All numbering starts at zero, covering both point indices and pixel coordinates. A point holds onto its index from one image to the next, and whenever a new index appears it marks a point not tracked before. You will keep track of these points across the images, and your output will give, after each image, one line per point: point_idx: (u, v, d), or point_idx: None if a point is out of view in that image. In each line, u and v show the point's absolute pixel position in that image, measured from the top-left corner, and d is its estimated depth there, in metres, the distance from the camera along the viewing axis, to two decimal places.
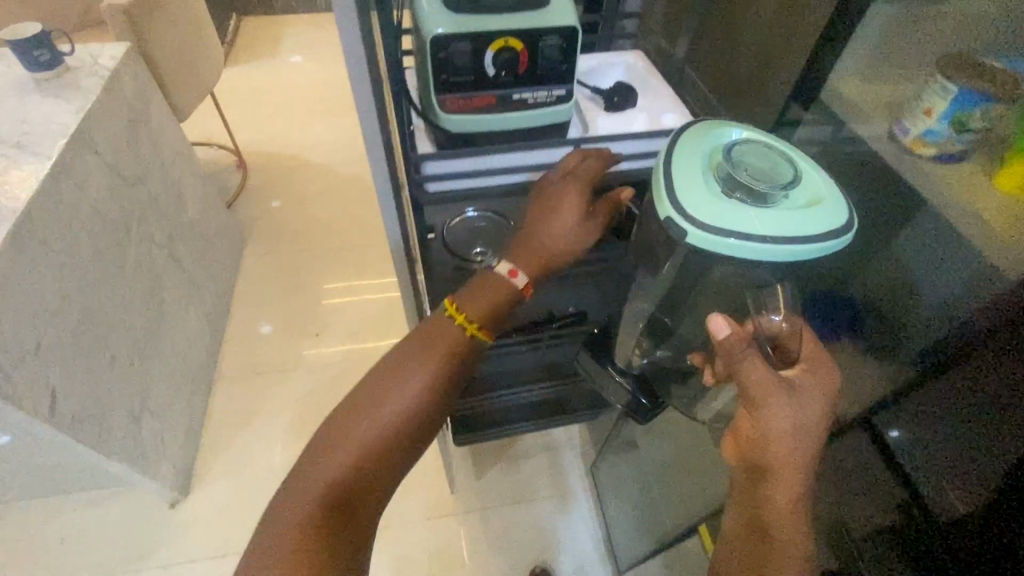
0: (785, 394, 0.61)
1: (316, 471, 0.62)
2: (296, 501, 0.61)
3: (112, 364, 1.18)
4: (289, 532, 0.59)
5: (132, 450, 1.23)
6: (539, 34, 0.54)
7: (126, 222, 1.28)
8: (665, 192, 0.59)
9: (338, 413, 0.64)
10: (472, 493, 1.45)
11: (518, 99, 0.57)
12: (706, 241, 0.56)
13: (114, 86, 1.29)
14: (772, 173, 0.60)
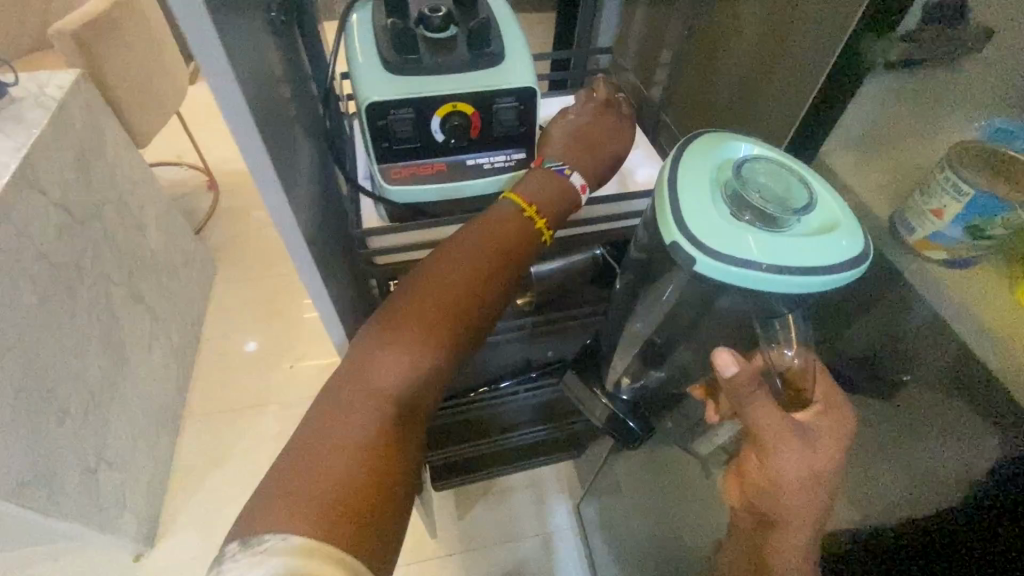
0: (800, 443, 0.54)
1: (330, 433, 0.52)
2: (309, 465, 0.50)
3: (61, 418, 1.11)
4: (300, 499, 0.48)
5: (85, 507, 1.16)
6: (493, 99, 0.57)
7: (76, 263, 1.20)
8: (671, 215, 0.53)
9: (345, 380, 0.57)
10: (454, 534, 1.37)
11: (473, 164, 0.61)
12: (716, 269, 0.51)
13: (62, 117, 1.21)
14: (785, 195, 0.55)
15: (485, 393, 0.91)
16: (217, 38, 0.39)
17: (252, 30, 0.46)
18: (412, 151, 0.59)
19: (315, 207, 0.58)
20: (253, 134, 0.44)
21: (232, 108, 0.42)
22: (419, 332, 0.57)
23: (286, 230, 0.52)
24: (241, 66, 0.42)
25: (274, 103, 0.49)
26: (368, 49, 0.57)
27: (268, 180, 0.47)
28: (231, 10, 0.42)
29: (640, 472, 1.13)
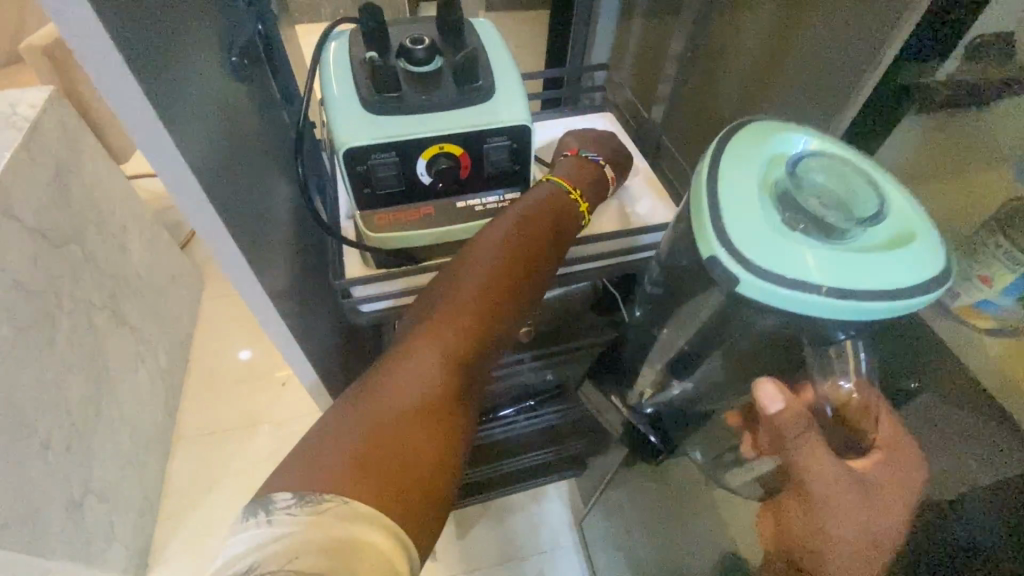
0: (854, 495, 0.50)
1: (381, 400, 0.47)
2: (360, 431, 0.44)
3: (42, 453, 1.07)
4: (352, 465, 0.42)
5: (69, 543, 1.12)
6: (484, 139, 0.54)
7: (54, 288, 1.15)
8: (710, 224, 0.48)
9: (391, 353, 0.52)
10: (455, 555, 1.34)
11: (464, 205, 0.59)
12: (762, 288, 0.46)
13: (37, 137, 1.16)
14: (848, 201, 0.49)
15: (487, 425, 0.87)
16: (155, 107, 0.34)
17: (208, 81, 0.41)
18: (399, 195, 0.56)
19: (292, 251, 0.55)
20: (205, 203, 0.40)
21: (177, 179, 0.38)
22: (475, 304, 0.54)
23: (251, 292, 0.48)
24: (187, 131, 0.38)
25: (237, 155, 0.45)
26: (345, 86, 0.53)
27: (226, 246, 0.43)
28: (178, 65, 0.37)
29: (644, 493, 1.11)
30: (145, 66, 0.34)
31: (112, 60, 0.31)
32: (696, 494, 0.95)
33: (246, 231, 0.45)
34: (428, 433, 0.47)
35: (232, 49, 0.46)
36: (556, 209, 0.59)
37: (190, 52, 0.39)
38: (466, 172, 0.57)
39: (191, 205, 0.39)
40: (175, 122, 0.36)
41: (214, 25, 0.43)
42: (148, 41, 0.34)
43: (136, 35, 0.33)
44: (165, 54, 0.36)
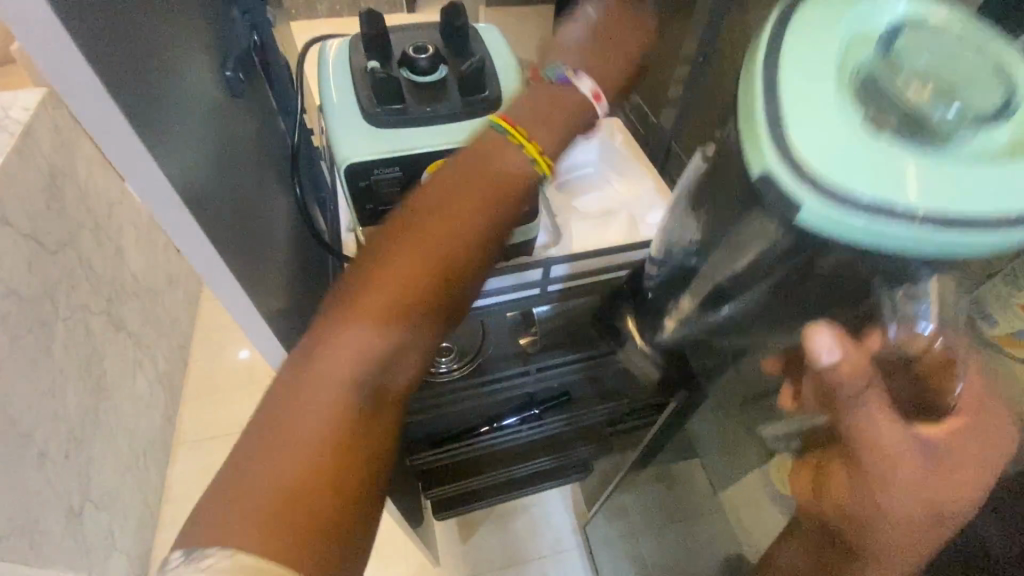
0: (914, 483, 0.37)
1: (285, 436, 0.38)
2: (264, 481, 0.37)
3: (38, 464, 1.05)
4: (260, 529, 0.35)
5: (68, 555, 1.10)
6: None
7: (50, 295, 1.14)
8: (757, 111, 0.29)
9: (292, 364, 0.42)
10: (458, 560, 1.33)
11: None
12: (824, 219, 0.28)
13: (30, 142, 1.13)
14: (970, 87, 0.30)
15: (490, 436, 0.86)
16: (147, 145, 0.31)
17: (203, 106, 0.38)
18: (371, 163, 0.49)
19: (292, 266, 0.53)
20: (202, 242, 0.37)
21: (172, 219, 0.34)
22: (398, 294, 0.43)
23: (250, 325, 0.44)
24: (181, 166, 0.34)
25: (233, 181, 0.42)
26: (347, 99, 0.51)
27: (224, 282, 0.40)
28: (170, 93, 0.34)
29: (651, 492, 1.11)
30: (137, 102, 0.31)
31: (99, 99, 0.28)
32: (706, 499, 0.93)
33: (244, 261, 0.42)
34: (350, 469, 0.39)
35: (225, 64, 0.43)
36: (490, 169, 0.48)
37: (182, 77, 0.36)
38: None
39: (186, 244, 0.36)
40: (168, 157, 0.33)
41: (205, 42, 0.40)
42: (139, 73, 0.31)
43: (125, 69, 0.30)
44: (157, 84, 0.33)
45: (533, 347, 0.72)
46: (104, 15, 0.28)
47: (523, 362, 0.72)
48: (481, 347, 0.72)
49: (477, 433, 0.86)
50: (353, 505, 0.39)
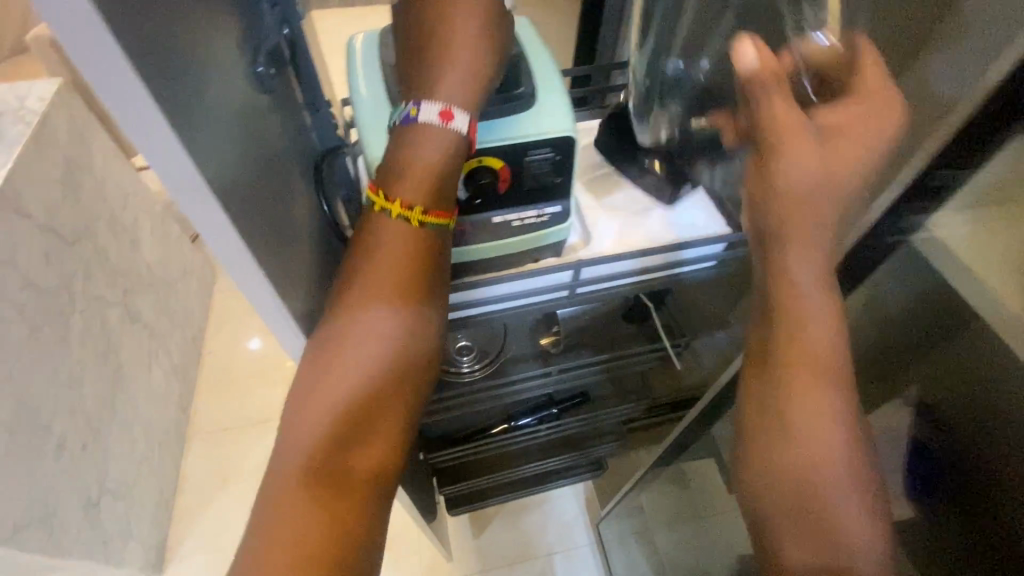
0: (818, 152, 0.42)
1: (309, 412, 0.42)
2: (295, 448, 0.42)
3: (57, 453, 1.06)
4: (296, 491, 0.41)
5: (86, 543, 1.12)
6: (525, 150, 0.48)
7: (66, 286, 1.14)
8: None
9: (318, 337, 0.45)
10: (470, 554, 1.33)
11: (501, 222, 0.51)
12: None
13: (46, 133, 1.13)
14: None
15: (507, 436, 0.86)
16: (177, 131, 0.30)
17: (232, 94, 0.37)
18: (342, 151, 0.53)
19: (318, 265, 0.51)
20: (228, 229, 0.35)
21: (197, 205, 0.33)
22: (410, 271, 0.45)
23: (273, 316, 0.43)
24: (210, 153, 0.33)
25: (264, 174, 0.41)
26: (376, 92, 0.50)
27: (251, 272, 0.39)
28: (200, 80, 0.33)
29: (666, 493, 1.10)
30: (167, 88, 0.29)
31: (127, 83, 0.27)
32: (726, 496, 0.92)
33: (276, 257, 0.41)
34: (368, 441, 0.44)
35: (256, 57, 0.42)
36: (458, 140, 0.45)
37: (211, 64, 0.35)
38: (503, 188, 0.50)
39: (212, 230, 0.35)
40: (199, 147, 0.32)
41: (236, 32, 0.39)
42: (169, 58, 0.30)
43: (156, 54, 0.29)
44: (187, 71, 0.32)
45: (555, 346, 0.72)
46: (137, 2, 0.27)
47: (545, 362, 0.71)
48: (502, 346, 0.71)
49: (493, 431, 0.86)
50: (372, 469, 0.45)
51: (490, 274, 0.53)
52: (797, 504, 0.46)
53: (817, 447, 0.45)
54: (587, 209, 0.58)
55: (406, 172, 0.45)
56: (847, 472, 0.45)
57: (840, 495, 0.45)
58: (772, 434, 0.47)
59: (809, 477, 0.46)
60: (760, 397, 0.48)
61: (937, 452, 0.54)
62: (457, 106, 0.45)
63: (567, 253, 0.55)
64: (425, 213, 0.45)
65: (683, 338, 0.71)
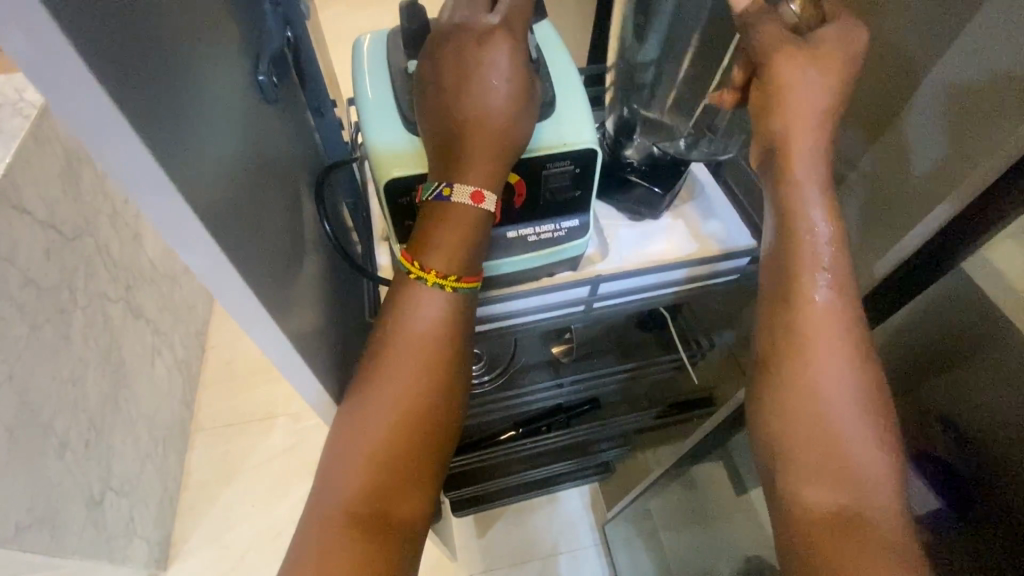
0: (808, 68, 0.42)
1: (351, 447, 0.43)
2: (340, 471, 0.43)
3: (59, 453, 1.05)
4: (338, 530, 0.41)
5: (88, 543, 1.11)
6: (543, 164, 0.45)
7: (67, 283, 1.12)
8: None
9: (368, 346, 0.45)
10: (474, 555, 1.32)
11: (516, 237, 0.48)
12: None
13: (44, 126, 1.10)
14: None
15: (514, 443, 0.84)
16: (152, 147, 0.25)
17: (223, 103, 0.33)
18: (339, 162, 0.49)
19: (328, 279, 0.49)
20: (215, 256, 0.30)
21: (177, 230, 0.28)
22: (448, 305, 0.44)
23: (282, 358, 0.39)
24: (190, 166, 0.28)
25: (267, 191, 0.38)
26: (384, 96, 0.47)
27: (250, 307, 0.34)
28: (187, 89, 0.29)
29: (674, 500, 1.07)
30: (134, 91, 0.24)
31: (82, 89, 0.22)
32: (735, 503, 0.91)
33: (283, 280, 0.38)
34: (408, 482, 0.44)
35: (257, 66, 0.39)
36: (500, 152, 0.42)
37: (201, 72, 0.31)
38: (518, 203, 0.48)
39: (198, 258, 0.30)
40: (184, 162, 0.28)
41: (234, 38, 0.36)
42: (138, 57, 0.25)
43: (127, 55, 0.24)
44: (162, 74, 0.27)
45: (567, 356, 0.71)
46: (116, 7, 0.24)
47: (555, 373, 0.69)
48: (511, 356, 0.70)
49: (501, 439, 0.84)
50: (410, 510, 0.45)
51: (508, 288, 0.51)
52: (813, 464, 0.43)
53: (833, 402, 0.43)
54: (605, 220, 0.56)
55: (439, 244, 0.43)
56: (863, 425, 0.42)
57: (871, 476, 0.41)
58: (788, 390, 0.44)
59: (826, 435, 0.42)
60: (774, 353, 0.45)
61: (958, 465, 0.52)
62: (489, 181, 0.42)
63: (584, 266, 0.53)
64: (457, 279, 0.44)
65: (698, 347, 0.68)
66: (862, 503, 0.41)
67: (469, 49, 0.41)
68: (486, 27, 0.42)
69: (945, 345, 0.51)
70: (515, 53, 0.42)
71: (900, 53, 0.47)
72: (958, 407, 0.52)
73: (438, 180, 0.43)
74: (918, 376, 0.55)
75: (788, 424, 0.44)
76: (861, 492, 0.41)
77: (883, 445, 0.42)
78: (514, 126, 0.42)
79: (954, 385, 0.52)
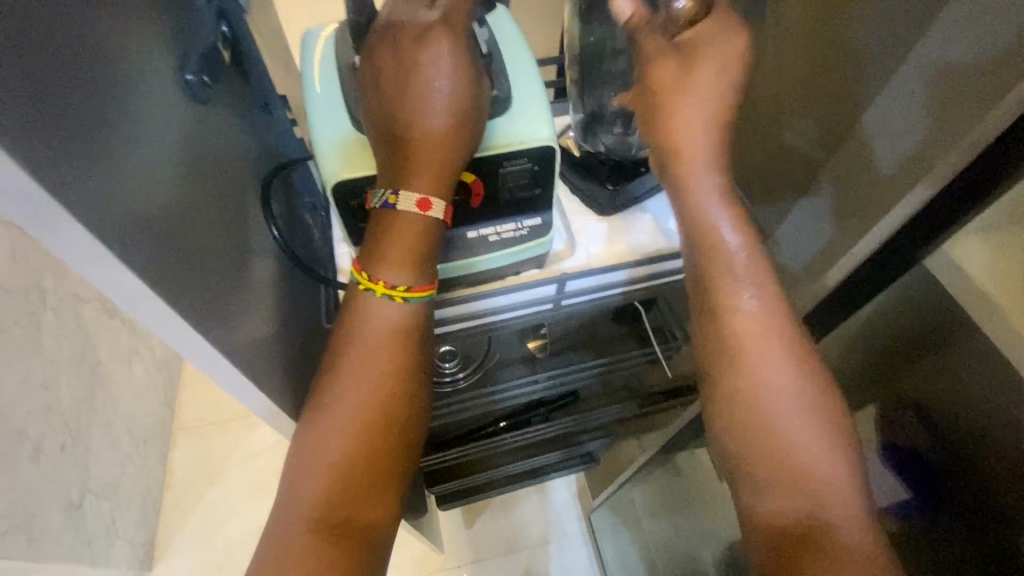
0: (687, 81, 0.43)
1: (313, 453, 0.42)
2: (304, 480, 0.42)
3: (32, 459, 1.03)
4: (303, 536, 0.40)
5: (68, 547, 1.10)
6: (499, 162, 0.44)
7: (36, 284, 1.09)
8: None
9: (327, 350, 0.44)
10: (462, 546, 1.33)
11: (476, 237, 0.48)
12: None
13: None
14: None
15: (496, 438, 0.84)
16: (48, 171, 0.23)
17: (146, 112, 0.31)
18: (289, 162, 0.48)
19: (284, 283, 0.48)
20: (133, 283, 0.28)
21: (84, 259, 0.25)
22: (403, 312, 0.43)
23: (222, 375, 0.37)
24: (100, 187, 0.26)
25: (204, 196, 0.36)
26: (331, 95, 0.45)
27: (181, 329, 0.32)
28: (99, 99, 0.27)
29: (658, 488, 1.07)
30: (21, 109, 0.22)
31: None
32: (717, 491, 0.91)
33: (225, 290, 0.37)
34: (375, 485, 0.43)
35: (186, 64, 0.36)
36: (448, 152, 0.41)
37: (118, 80, 0.28)
38: (476, 202, 0.46)
39: (118, 285, 0.27)
40: (90, 179, 0.25)
41: (161, 36, 0.34)
42: (33, 71, 0.23)
43: (23, 67, 0.22)
44: (65, 86, 0.24)
45: (542, 351, 0.70)
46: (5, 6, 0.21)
47: (531, 368, 0.69)
48: (486, 352, 0.69)
49: (483, 433, 0.84)
50: (380, 513, 0.44)
51: (473, 289, 0.50)
52: (770, 472, 0.42)
53: (776, 406, 0.42)
54: (572, 214, 0.55)
55: (388, 253, 0.42)
56: (806, 427, 0.42)
57: (822, 470, 0.41)
58: (736, 397, 0.43)
59: (774, 438, 0.42)
60: (717, 360, 0.44)
61: (930, 456, 0.53)
62: (436, 187, 0.41)
63: (550, 263, 0.52)
64: (408, 290, 0.43)
65: (674, 340, 0.68)
66: (822, 509, 0.40)
67: (409, 49, 0.40)
68: (424, 23, 0.40)
69: (919, 335, 0.51)
70: (456, 51, 0.40)
71: (867, 40, 0.45)
72: (932, 399, 0.52)
73: (384, 187, 0.41)
74: (894, 368, 0.55)
75: (744, 421, 0.43)
76: (817, 492, 0.41)
77: (834, 444, 0.42)
78: (462, 125, 0.41)
79: (929, 376, 0.52)
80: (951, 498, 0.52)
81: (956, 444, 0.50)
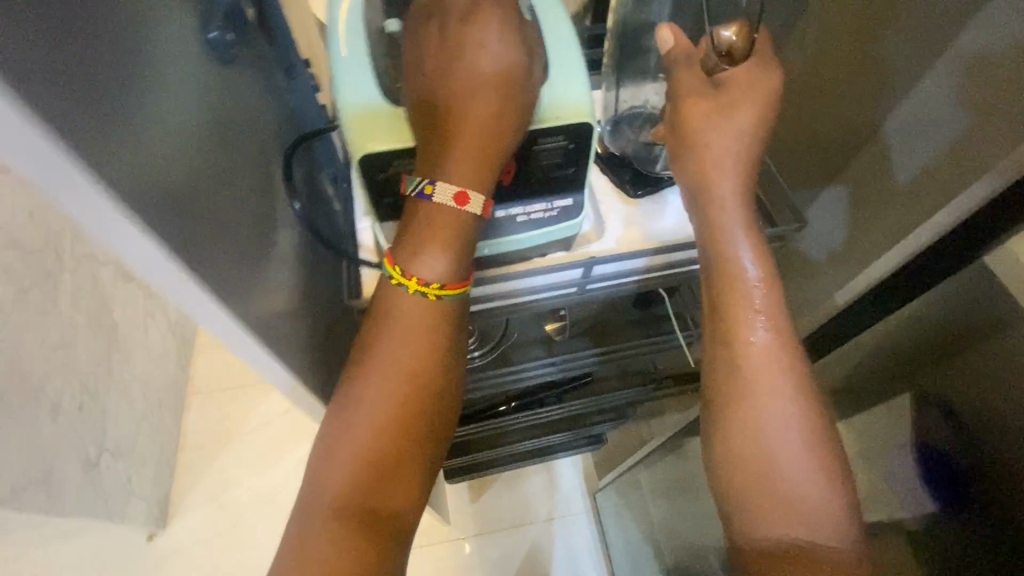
0: (719, 117, 0.43)
1: (344, 438, 0.41)
2: (334, 465, 0.41)
3: (50, 416, 1.06)
4: (331, 523, 0.40)
5: (85, 502, 1.12)
6: (534, 138, 0.42)
7: (54, 246, 1.09)
8: None
9: (359, 335, 0.43)
10: (467, 519, 1.35)
11: (505, 217, 0.46)
12: None
13: None
14: None
15: (508, 417, 0.85)
16: (65, 131, 0.21)
17: (170, 79, 0.29)
18: (313, 133, 0.46)
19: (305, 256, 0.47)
20: (150, 249, 0.26)
21: (104, 225, 0.24)
22: (435, 306, 0.42)
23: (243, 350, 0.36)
24: (121, 146, 0.24)
25: (225, 163, 0.34)
26: (360, 63, 0.43)
27: (195, 302, 0.30)
28: (121, 55, 0.25)
29: (664, 474, 1.07)
30: (41, 64, 0.20)
31: None
32: None
33: (247, 260, 0.36)
34: (397, 472, 0.42)
35: (210, 21, 0.35)
36: (492, 142, 0.40)
37: (142, 41, 0.27)
38: (506, 179, 0.45)
39: (139, 251, 0.26)
40: (111, 138, 0.24)
41: None
42: (58, 29, 0.21)
43: (44, 20, 0.21)
44: (87, 39, 0.23)
45: (560, 333, 0.69)
46: None
47: (549, 351, 0.68)
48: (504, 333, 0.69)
49: (495, 412, 0.84)
50: (406, 499, 0.43)
51: (503, 270, 0.49)
52: (759, 493, 0.42)
53: (763, 415, 0.42)
54: (603, 196, 0.53)
55: (422, 246, 0.41)
56: (808, 463, 0.41)
57: (799, 483, 0.41)
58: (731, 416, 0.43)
59: (761, 454, 0.42)
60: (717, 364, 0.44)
61: (957, 459, 0.49)
62: (474, 180, 0.40)
63: (578, 246, 0.50)
64: (441, 286, 0.42)
65: (694, 327, 0.67)
66: (800, 535, 0.40)
67: None
68: None
69: (953, 326, 0.49)
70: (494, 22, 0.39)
71: None
72: (956, 394, 0.49)
73: (420, 175, 0.40)
74: (918, 361, 0.53)
75: (728, 433, 0.43)
76: (786, 502, 0.41)
77: (827, 471, 0.41)
78: (506, 112, 0.40)
79: (953, 372, 0.49)
80: (971, 504, 0.48)
81: (984, 445, 0.47)
